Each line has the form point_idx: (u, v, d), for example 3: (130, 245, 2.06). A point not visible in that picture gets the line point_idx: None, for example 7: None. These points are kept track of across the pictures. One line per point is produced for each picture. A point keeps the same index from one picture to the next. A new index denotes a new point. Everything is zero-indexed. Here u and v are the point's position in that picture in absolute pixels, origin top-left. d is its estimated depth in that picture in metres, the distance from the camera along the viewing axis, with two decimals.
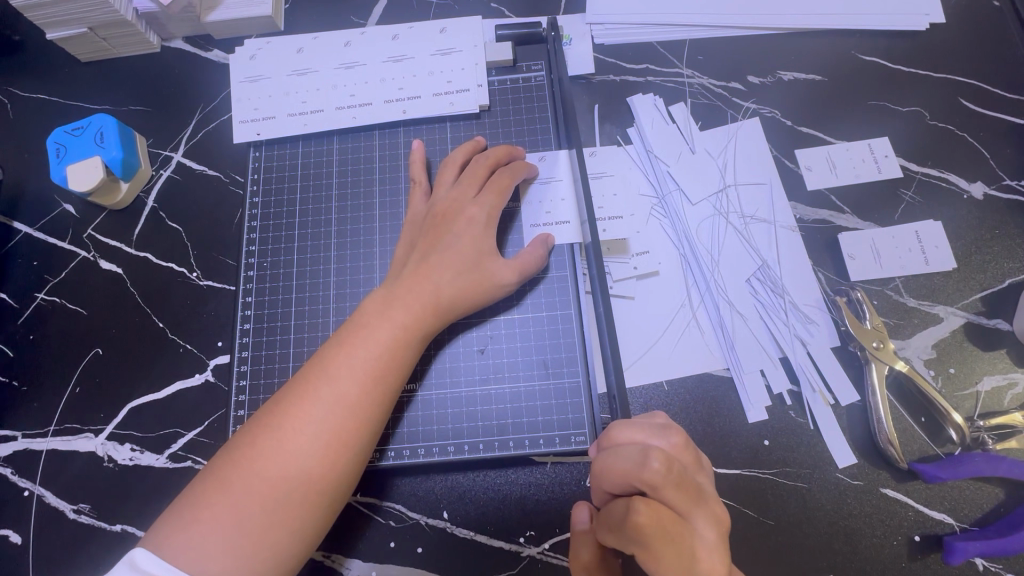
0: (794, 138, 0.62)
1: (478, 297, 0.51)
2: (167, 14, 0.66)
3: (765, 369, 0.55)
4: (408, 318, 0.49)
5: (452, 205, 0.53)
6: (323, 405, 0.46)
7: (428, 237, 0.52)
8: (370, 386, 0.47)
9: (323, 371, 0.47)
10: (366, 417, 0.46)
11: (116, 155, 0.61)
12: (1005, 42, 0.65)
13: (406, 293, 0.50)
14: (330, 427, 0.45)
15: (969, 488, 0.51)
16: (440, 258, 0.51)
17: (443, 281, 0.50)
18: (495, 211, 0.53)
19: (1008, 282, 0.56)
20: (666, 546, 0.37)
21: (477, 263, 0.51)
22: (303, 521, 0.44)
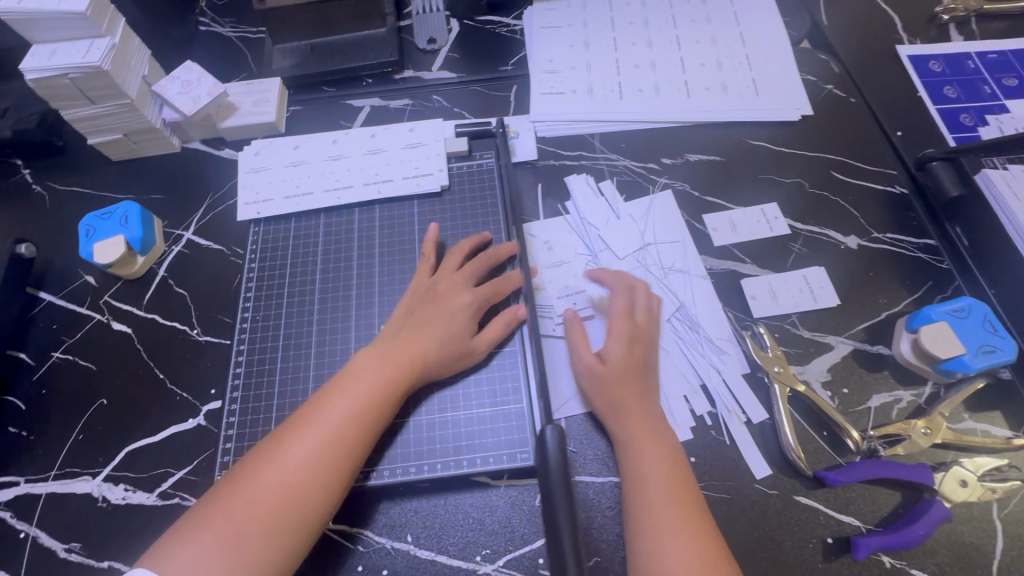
0: (701, 205, 0.76)
1: (456, 360, 0.60)
2: (189, 122, 0.82)
3: (688, 395, 0.63)
4: (395, 374, 0.57)
5: (448, 287, 0.64)
6: (313, 441, 0.52)
7: (423, 310, 0.62)
8: (355, 426, 0.54)
9: (316, 411, 0.54)
10: (349, 453, 0.52)
11: (138, 233, 0.73)
12: (862, 128, 0.82)
13: (397, 351, 0.58)
14: (316, 459, 0.51)
15: (869, 491, 0.58)
16: (428, 329, 0.60)
17: (431, 347, 0.59)
18: (487, 300, 0.63)
19: (885, 314, 0.67)
20: (629, 330, 0.62)
21: (459, 336, 0.60)
22: (284, 546, 0.49)
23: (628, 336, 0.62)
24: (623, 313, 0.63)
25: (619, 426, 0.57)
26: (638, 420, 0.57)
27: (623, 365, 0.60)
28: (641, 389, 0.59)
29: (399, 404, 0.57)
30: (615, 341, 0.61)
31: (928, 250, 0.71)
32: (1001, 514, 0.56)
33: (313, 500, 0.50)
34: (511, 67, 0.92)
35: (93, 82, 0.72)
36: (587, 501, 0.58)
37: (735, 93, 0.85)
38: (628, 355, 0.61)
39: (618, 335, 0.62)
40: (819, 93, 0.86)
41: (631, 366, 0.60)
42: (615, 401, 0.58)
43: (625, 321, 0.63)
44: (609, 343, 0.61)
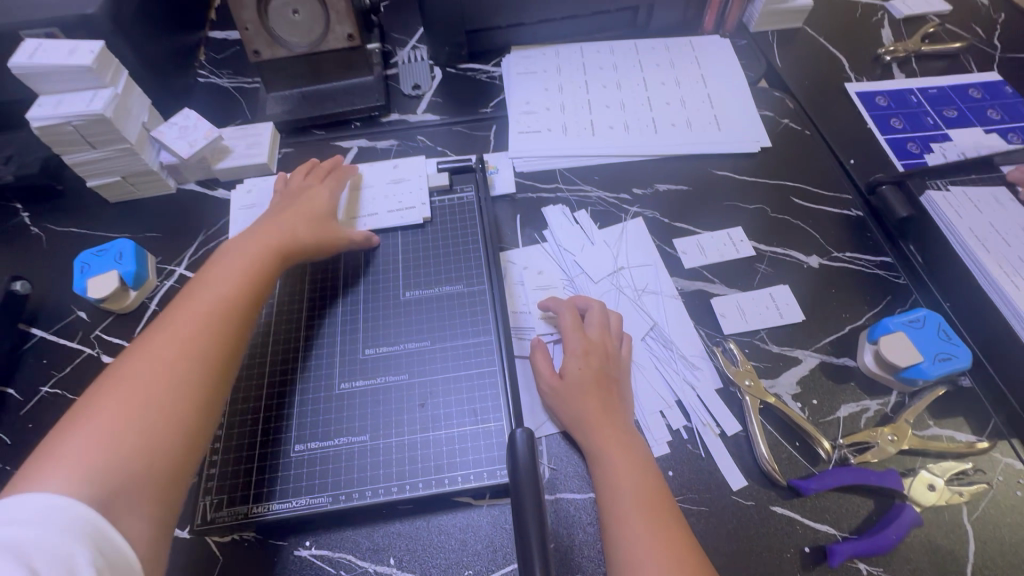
0: (671, 231, 0.81)
1: (323, 240, 0.71)
2: (185, 164, 0.87)
3: (664, 411, 0.65)
4: (265, 245, 0.66)
5: (295, 194, 0.74)
6: (195, 307, 0.58)
7: (273, 216, 0.71)
8: (239, 283, 0.62)
9: (193, 292, 0.61)
10: (231, 312, 0.59)
11: (131, 268, 0.75)
12: (817, 158, 0.88)
13: (255, 240, 0.67)
14: (203, 317, 0.57)
15: (843, 499, 0.59)
16: (281, 221, 0.70)
17: (297, 225, 0.69)
18: (335, 191, 0.76)
19: (849, 328, 0.71)
20: (586, 345, 0.64)
21: (322, 213, 0.72)
22: (179, 405, 0.51)
23: (584, 350, 0.64)
24: (576, 329, 0.66)
25: (587, 438, 0.59)
26: (606, 431, 0.59)
27: (580, 380, 0.62)
28: (606, 400, 0.61)
29: (279, 262, 0.66)
30: (572, 357, 0.64)
31: (884, 267, 0.75)
32: (971, 517, 0.57)
33: (201, 350, 0.55)
34: (490, 109, 0.98)
35: (94, 128, 0.76)
36: (568, 519, 0.59)
37: (699, 128, 0.92)
38: (587, 369, 0.63)
39: (575, 350, 0.64)
40: (776, 127, 0.93)
41: (589, 379, 0.62)
42: (581, 412, 0.60)
43: (581, 337, 0.65)
44: (567, 360, 0.64)
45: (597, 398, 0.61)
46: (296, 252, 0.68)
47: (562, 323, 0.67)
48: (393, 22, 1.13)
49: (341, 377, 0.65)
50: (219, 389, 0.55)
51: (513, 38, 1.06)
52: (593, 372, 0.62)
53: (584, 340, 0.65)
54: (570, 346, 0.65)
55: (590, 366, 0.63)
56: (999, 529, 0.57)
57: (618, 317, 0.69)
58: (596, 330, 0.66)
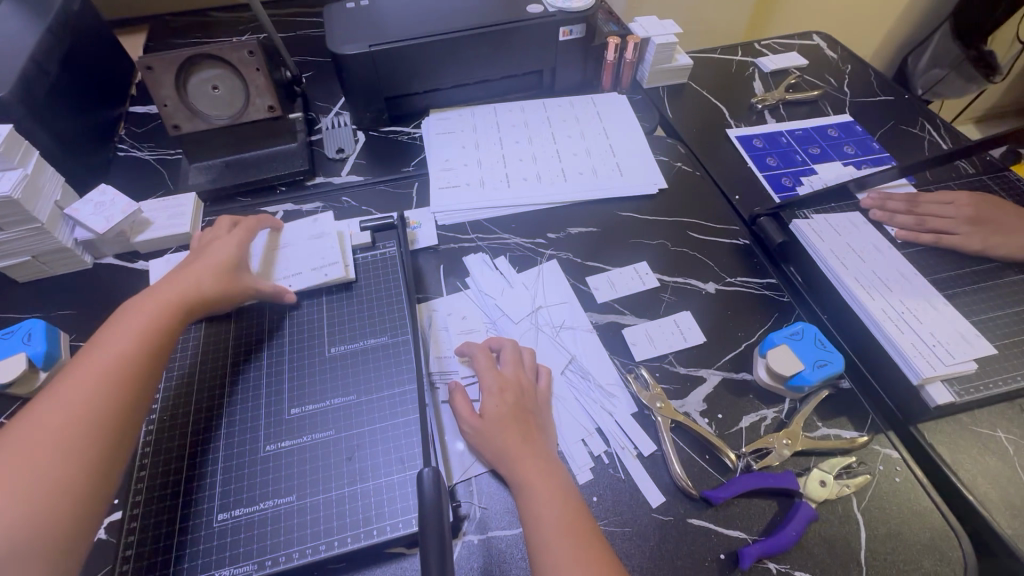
0: (584, 269, 0.87)
1: (229, 291, 0.72)
2: (102, 238, 0.86)
3: (585, 439, 0.69)
4: (163, 305, 0.66)
5: (208, 248, 0.76)
6: (81, 375, 0.58)
7: (181, 271, 0.72)
8: (130, 348, 0.61)
9: (83, 357, 0.60)
10: (120, 380, 0.59)
11: (41, 348, 0.74)
12: (708, 195, 0.99)
13: (157, 296, 0.67)
14: (90, 386, 0.57)
15: (750, 504, 0.64)
16: (187, 274, 0.70)
17: (200, 282, 0.70)
18: (244, 241, 0.77)
19: (744, 345, 0.78)
20: (500, 380, 0.69)
21: (228, 267, 0.73)
22: (65, 469, 0.52)
23: (500, 388, 0.68)
24: (490, 367, 0.70)
25: (510, 471, 0.62)
26: (527, 463, 0.62)
27: (498, 415, 0.66)
28: (525, 434, 0.65)
29: (178, 321, 0.67)
30: (490, 396, 0.67)
31: (770, 287, 0.84)
32: (859, 506, 0.64)
33: (92, 412, 0.56)
34: (412, 168, 1.04)
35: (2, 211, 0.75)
36: (499, 555, 0.61)
37: (604, 175, 1.01)
38: (504, 405, 0.66)
39: (491, 389, 0.68)
40: (671, 169, 1.04)
41: (507, 415, 0.66)
42: (502, 447, 0.64)
43: (497, 376, 0.69)
44: (485, 399, 0.67)
45: (517, 432, 0.65)
46: (196, 308, 0.69)
47: (478, 365, 0.71)
48: (317, 92, 1.19)
49: (267, 439, 0.65)
50: (112, 445, 0.56)
51: (432, 102, 1.14)
52: (507, 406, 0.66)
53: (499, 376, 0.69)
54: (487, 385, 0.68)
55: (504, 400, 0.67)
56: (884, 515, 0.63)
57: (532, 354, 0.74)
58: (512, 368, 0.70)
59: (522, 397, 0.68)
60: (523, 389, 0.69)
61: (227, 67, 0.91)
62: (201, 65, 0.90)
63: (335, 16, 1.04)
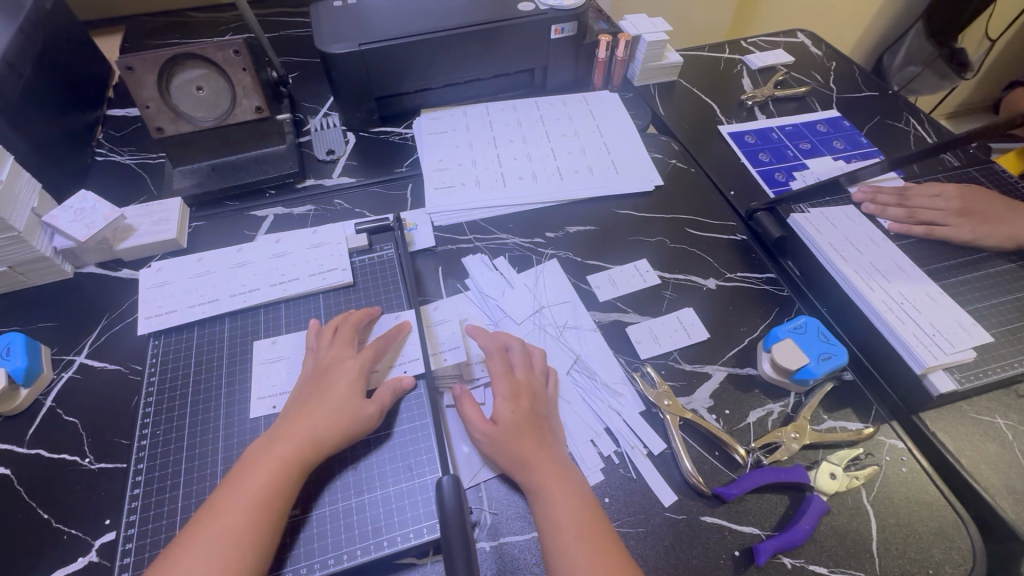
0: (584, 268, 0.87)
1: (351, 427, 0.61)
2: (83, 247, 0.83)
3: (594, 439, 0.68)
4: (287, 453, 0.57)
5: (335, 363, 0.66)
6: (208, 542, 0.52)
7: (313, 389, 0.63)
8: (257, 509, 0.54)
9: (211, 514, 0.54)
10: (245, 554, 0.51)
11: (21, 363, 0.70)
12: (703, 191, 0.99)
13: (288, 433, 0.59)
14: (215, 563, 0.50)
15: (761, 500, 0.64)
16: (320, 403, 0.62)
17: (321, 419, 0.60)
18: (369, 363, 0.67)
19: (748, 340, 0.78)
20: (508, 383, 0.67)
21: (350, 400, 0.62)
22: None
23: (512, 392, 0.66)
24: (504, 371, 0.68)
25: (524, 475, 0.61)
26: (542, 466, 0.61)
27: (511, 421, 0.64)
28: (538, 439, 0.64)
29: (300, 478, 0.57)
30: (502, 401, 0.65)
31: (770, 282, 0.85)
32: (869, 497, 0.64)
33: None
34: (405, 169, 1.03)
35: None
36: (514, 561, 0.60)
37: (600, 173, 1.01)
38: (517, 411, 0.65)
39: (503, 393, 0.66)
40: (666, 166, 1.04)
41: (521, 420, 0.64)
42: (519, 454, 0.62)
43: (508, 380, 0.68)
44: (498, 404, 0.66)
45: (531, 438, 0.63)
46: (319, 457, 0.59)
47: (493, 370, 0.69)
48: (303, 93, 1.16)
49: None
50: None
51: (422, 101, 1.12)
52: (517, 411, 0.65)
53: (507, 379, 0.68)
54: (499, 390, 0.66)
55: (512, 402, 0.65)
56: (893, 504, 0.64)
57: (541, 355, 0.73)
58: (521, 370, 0.69)
59: (531, 401, 0.67)
60: (532, 392, 0.68)
61: (211, 67, 0.88)
62: (183, 66, 0.87)
63: (321, 14, 1.02)
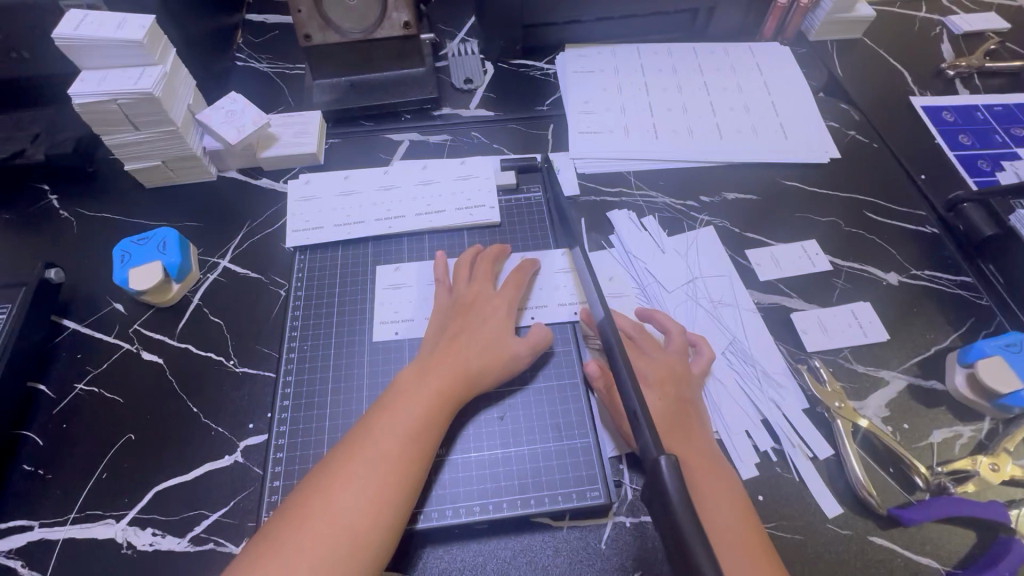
0: (742, 241, 0.78)
1: (500, 367, 0.58)
2: (229, 150, 0.82)
3: (750, 430, 0.62)
4: (441, 386, 0.55)
5: (479, 300, 0.63)
6: (365, 464, 0.50)
7: (459, 322, 0.61)
8: (414, 437, 0.52)
9: (367, 434, 0.52)
10: (403, 480, 0.50)
11: (176, 261, 0.70)
12: (886, 171, 0.86)
13: (440, 365, 0.57)
14: (375, 483, 0.49)
15: (943, 532, 0.56)
16: (469, 337, 0.59)
17: (472, 355, 0.58)
18: (514, 300, 0.64)
19: (934, 349, 0.68)
20: (649, 368, 0.61)
21: (499, 339, 0.60)
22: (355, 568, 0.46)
23: (660, 379, 0.60)
24: (641, 357, 0.62)
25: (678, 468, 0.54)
26: (695, 460, 0.54)
27: (661, 411, 0.57)
28: (689, 430, 0.57)
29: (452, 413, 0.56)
30: (650, 389, 0.59)
31: (964, 287, 0.73)
32: None
33: (384, 506, 0.48)
34: (546, 107, 0.95)
35: (142, 108, 0.71)
36: None
37: (765, 136, 0.89)
38: (666, 400, 0.58)
39: (649, 379, 0.60)
40: (843, 137, 0.90)
41: (671, 410, 0.58)
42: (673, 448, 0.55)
43: (651, 366, 0.61)
44: (644, 393, 0.59)
45: (684, 430, 0.56)
46: (469, 395, 0.57)
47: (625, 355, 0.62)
48: (441, 14, 1.09)
49: None
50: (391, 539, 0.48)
51: (569, 35, 1.02)
52: (660, 398, 0.58)
53: (646, 364, 0.61)
54: (645, 377, 0.60)
55: (659, 389, 0.59)
56: None
57: (677, 333, 0.64)
58: (658, 354, 0.63)
59: (678, 387, 0.60)
60: (677, 375, 0.61)
61: None
62: None
63: None
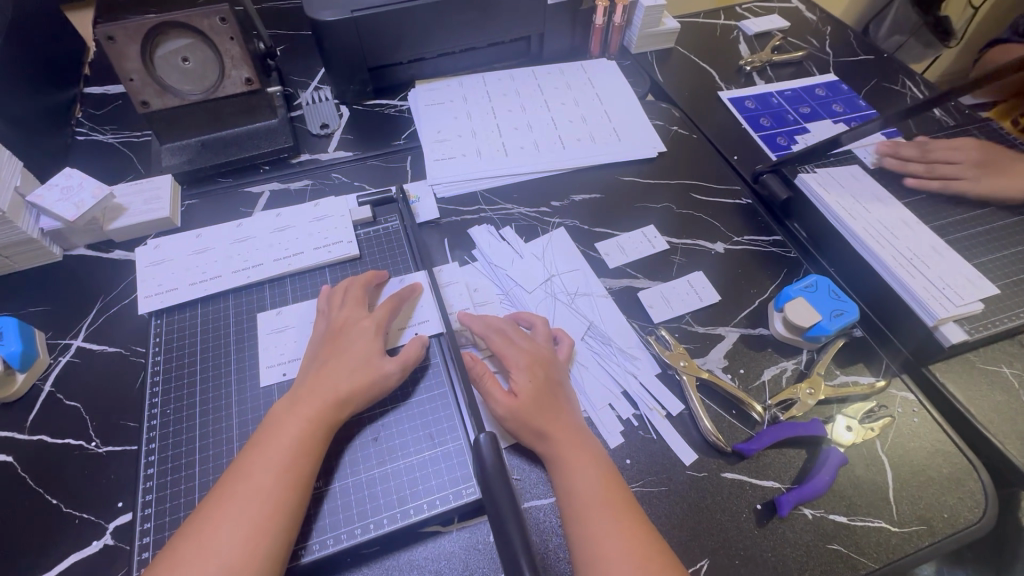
0: (592, 236, 0.86)
1: (372, 385, 0.60)
2: (71, 228, 0.79)
3: (613, 403, 0.68)
4: (312, 413, 0.55)
5: (348, 322, 0.64)
6: (237, 504, 0.49)
7: (329, 348, 0.62)
8: (288, 467, 0.51)
9: (238, 474, 0.51)
10: (278, 512, 0.49)
11: (17, 348, 0.67)
12: (706, 157, 0.98)
13: (310, 393, 0.57)
14: (248, 520, 0.48)
15: (780, 454, 0.65)
16: (338, 361, 0.60)
17: (342, 377, 0.58)
18: (384, 320, 0.65)
19: (758, 301, 0.79)
20: (519, 352, 0.64)
21: (369, 359, 0.61)
22: None
23: (529, 362, 0.63)
24: (511, 345, 0.65)
25: (545, 444, 0.58)
26: (562, 434, 0.59)
27: (532, 391, 0.61)
28: (558, 408, 0.61)
29: (328, 437, 0.55)
30: (519, 372, 0.62)
31: (776, 245, 0.85)
32: (884, 448, 0.65)
33: (261, 542, 0.47)
34: (403, 141, 1.00)
35: None
36: (536, 526, 0.58)
37: (601, 140, 0.99)
38: (536, 381, 0.62)
39: (520, 364, 0.63)
40: (668, 132, 1.03)
41: (541, 389, 0.61)
42: (541, 427, 0.59)
43: (519, 352, 0.64)
44: (514, 376, 0.62)
45: (552, 408, 0.60)
46: (343, 416, 0.57)
47: (496, 347, 0.65)
48: (292, 66, 1.12)
49: None
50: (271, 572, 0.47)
51: (417, 72, 1.09)
52: (529, 381, 0.61)
53: (516, 349, 0.64)
54: (514, 362, 0.63)
55: (529, 371, 0.62)
56: (906, 453, 0.65)
57: (543, 325, 0.69)
58: (526, 340, 0.66)
59: (547, 368, 0.64)
60: (544, 357, 0.65)
61: (196, 36, 0.82)
62: (166, 35, 0.81)
63: None
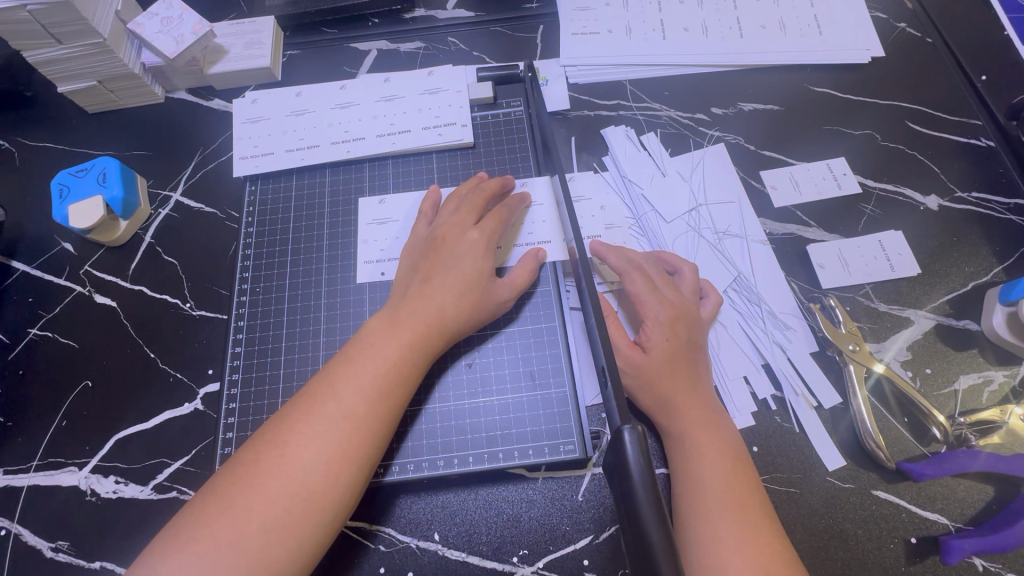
0: (758, 161, 0.67)
1: (477, 316, 0.51)
2: (173, 67, 0.71)
3: (749, 376, 0.56)
4: (412, 337, 0.48)
5: (452, 232, 0.54)
6: (325, 423, 0.44)
7: (430, 260, 0.52)
8: (382, 395, 0.45)
9: (327, 388, 0.45)
10: (368, 440, 0.44)
11: (118, 194, 0.64)
12: (940, 72, 0.72)
13: (411, 313, 0.49)
14: (334, 444, 0.43)
15: (958, 486, 0.51)
16: (442, 280, 0.51)
17: (447, 301, 0.50)
18: (493, 235, 0.54)
19: (972, 284, 0.59)
20: (656, 301, 0.53)
21: (477, 282, 0.51)
22: (310, 531, 0.41)
23: (670, 318, 0.52)
24: (653, 291, 0.54)
25: (669, 416, 0.49)
26: (693, 411, 0.49)
27: (668, 353, 0.51)
28: (692, 378, 0.51)
29: (424, 368, 0.49)
30: (656, 326, 0.52)
31: (1018, 212, 0.63)
32: None
33: (345, 471, 0.43)
34: (537, 4, 0.79)
35: (56, 16, 0.60)
36: None
37: (796, 31, 0.73)
38: (673, 342, 0.51)
39: (657, 317, 0.52)
40: (892, 29, 0.74)
41: (679, 354, 0.51)
42: (669, 394, 0.49)
43: (662, 302, 0.53)
44: (648, 328, 0.52)
45: (686, 379, 0.50)
46: (441, 346, 0.50)
47: (634, 289, 0.54)
48: None
49: None
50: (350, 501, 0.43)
51: None
52: (667, 341, 0.51)
53: (657, 296, 0.53)
54: (651, 312, 0.53)
55: (671, 330, 0.52)
56: None
57: (692, 272, 0.57)
58: (670, 289, 0.55)
59: (689, 328, 0.53)
60: (685, 313, 0.53)
61: None
62: None
63: None
